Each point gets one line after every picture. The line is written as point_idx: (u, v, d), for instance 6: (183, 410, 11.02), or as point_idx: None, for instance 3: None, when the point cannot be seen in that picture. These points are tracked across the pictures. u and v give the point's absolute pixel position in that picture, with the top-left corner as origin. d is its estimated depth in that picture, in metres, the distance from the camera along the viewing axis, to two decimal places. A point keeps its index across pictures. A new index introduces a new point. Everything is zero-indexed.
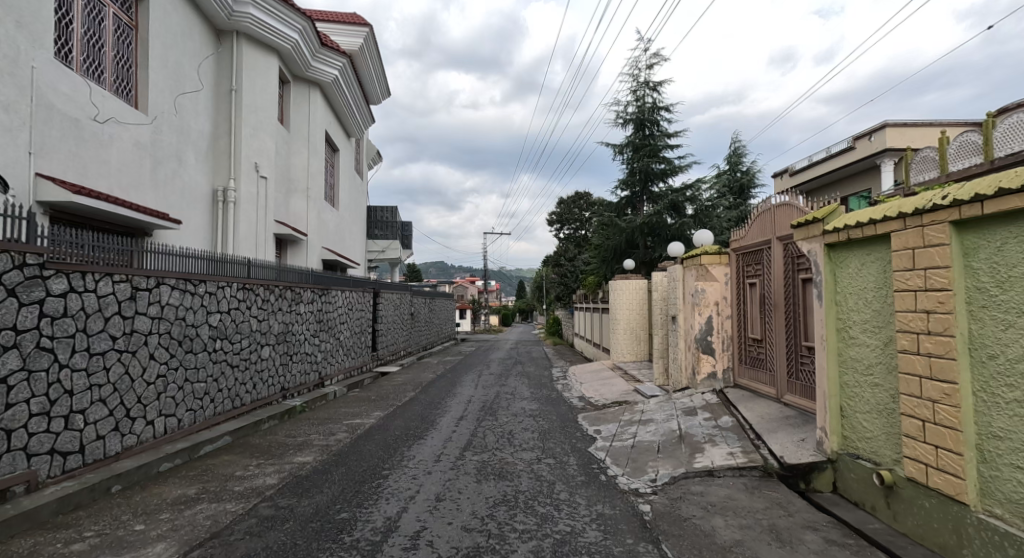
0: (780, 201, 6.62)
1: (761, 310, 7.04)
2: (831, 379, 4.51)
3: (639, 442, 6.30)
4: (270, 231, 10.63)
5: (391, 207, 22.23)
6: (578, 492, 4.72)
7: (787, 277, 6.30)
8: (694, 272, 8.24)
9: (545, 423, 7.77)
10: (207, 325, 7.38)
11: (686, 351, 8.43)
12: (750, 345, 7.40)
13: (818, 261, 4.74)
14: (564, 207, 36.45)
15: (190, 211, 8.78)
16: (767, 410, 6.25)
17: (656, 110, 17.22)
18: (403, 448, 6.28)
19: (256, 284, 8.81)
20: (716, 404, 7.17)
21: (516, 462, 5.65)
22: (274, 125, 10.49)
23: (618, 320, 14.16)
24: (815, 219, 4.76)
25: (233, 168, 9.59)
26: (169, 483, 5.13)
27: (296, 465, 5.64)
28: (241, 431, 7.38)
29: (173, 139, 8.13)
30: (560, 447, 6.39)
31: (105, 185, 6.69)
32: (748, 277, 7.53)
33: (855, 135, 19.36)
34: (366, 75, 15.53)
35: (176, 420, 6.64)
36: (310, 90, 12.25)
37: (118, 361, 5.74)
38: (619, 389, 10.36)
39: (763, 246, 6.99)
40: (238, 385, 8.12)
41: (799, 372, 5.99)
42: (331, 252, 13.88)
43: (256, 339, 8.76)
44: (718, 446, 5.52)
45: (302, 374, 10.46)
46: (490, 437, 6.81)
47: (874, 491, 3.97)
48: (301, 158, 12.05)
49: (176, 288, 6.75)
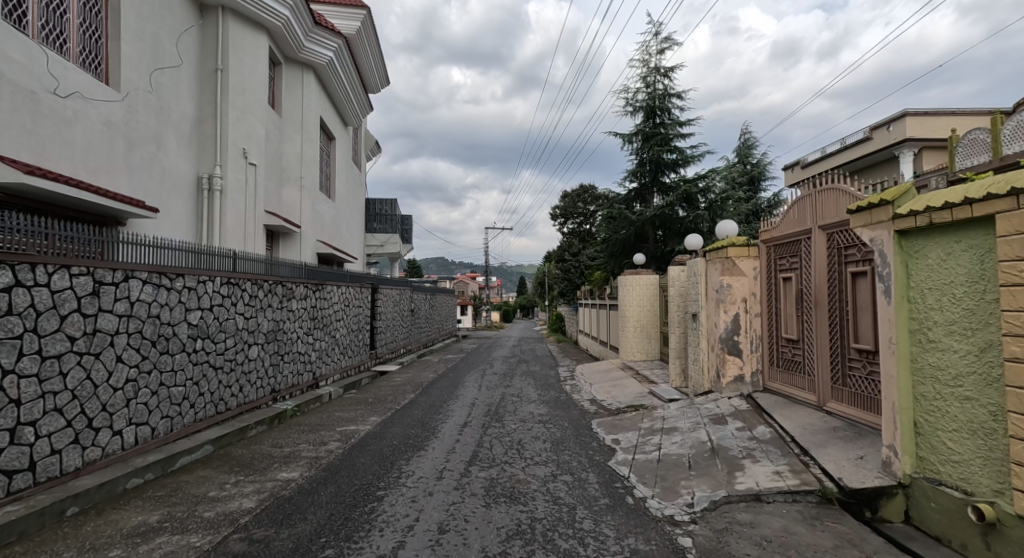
0: (823, 185, 5.93)
1: (797, 307, 6.36)
2: (903, 391, 3.86)
3: (665, 455, 5.61)
4: (260, 221, 9.96)
5: (391, 200, 21.55)
6: (604, 521, 4.05)
7: (832, 271, 5.65)
8: (719, 266, 7.55)
9: (558, 431, 7.09)
10: (185, 323, 6.69)
11: (710, 352, 7.75)
12: (784, 346, 6.74)
13: (885, 251, 4.05)
14: (569, 200, 35.69)
15: (171, 200, 8.09)
16: (811, 419, 5.55)
17: (668, 97, 16.49)
18: (401, 461, 5.62)
19: (242, 279, 8.11)
20: (747, 412, 6.49)
21: (531, 481, 4.98)
22: (263, 108, 9.77)
23: (628, 317, 13.49)
24: (880, 201, 4.05)
25: (219, 154, 8.92)
26: (131, 506, 4.46)
27: (279, 484, 4.96)
28: (223, 440, 6.70)
29: (150, 121, 7.44)
30: (576, 461, 5.70)
31: (68, 168, 5.99)
32: (780, 272, 6.84)
33: (874, 125, 18.66)
34: (364, 60, 14.79)
35: (150, 429, 5.97)
36: (303, 73, 11.52)
37: (78, 364, 5.06)
38: (632, 392, 9.67)
39: (801, 237, 6.30)
40: (222, 388, 7.45)
41: (848, 378, 5.34)
42: (326, 246, 13.18)
43: (243, 338, 8.09)
44: (760, 463, 4.81)
45: (294, 375, 9.80)
46: (498, 448, 6.13)
47: (967, 527, 3.31)
48: (293, 145, 11.35)
49: (150, 283, 6.07)
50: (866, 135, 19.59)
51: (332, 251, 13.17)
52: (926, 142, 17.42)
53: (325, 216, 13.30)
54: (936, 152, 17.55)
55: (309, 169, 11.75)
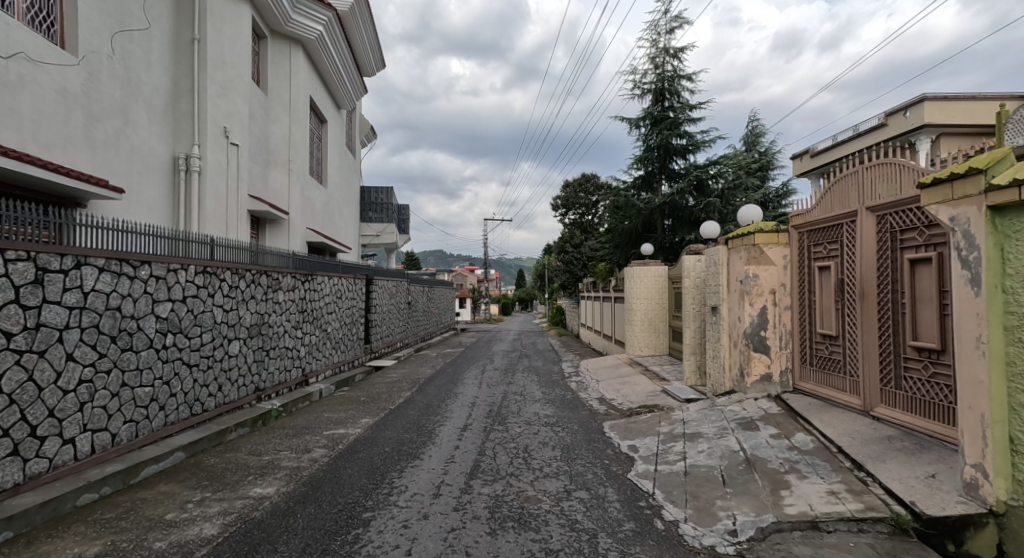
0: (872, 161, 5.23)
1: (836, 299, 5.69)
2: (997, 401, 3.20)
3: (693, 467, 4.95)
4: (243, 207, 9.24)
5: (387, 189, 20.79)
6: (632, 553, 3.39)
7: (883, 258, 4.98)
8: (744, 254, 6.86)
9: (568, 436, 6.41)
10: (152, 317, 5.98)
11: (733, 349, 7.09)
12: (819, 343, 6.08)
13: (971, 230, 3.37)
14: (569, 190, 34.75)
15: (142, 180, 7.38)
16: (859, 427, 4.89)
17: (677, 79, 15.73)
18: (393, 473, 4.97)
19: (221, 268, 7.38)
20: (779, 416, 5.84)
21: (543, 501, 4.29)
22: (246, 84, 9.03)
23: (636, 310, 12.82)
24: (969, 170, 3.35)
25: (197, 132, 8.19)
26: (70, 534, 3.77)
27: (250, 502, 4.27)
28: (196, 446, 6.03)
29: (115, 92, 6.72)
30: (591, 472, 5.02)
31: (12, 140, 5.31)
32: (816, 260, 6.15)
33: (890, 110, 17.93)
34: (358, 40, 13.99)
35: (110, 435, 5.29)
36: (290, 49, 10.78)
37: (16, 365, 4.37)
38: (644, 390, 8.99)
39: (843, 220, 5.60)
40: (198, 388, 6.76)
41: (903, 381, 4.71)
42: (318, 235, 12.47)
43: (222, 332, 7.39)
44: (809, 480, 4.13)
45: (281, 371, 9.11)
46: (502, 457, 5.46)
47: None
48: (280, 126, 10.64)
49: (109, 270, 5.34)
50: (881, 121, 18.86)
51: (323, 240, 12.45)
52: (945, 127, 16.67)
53: (317, 203, 12.58)
54: (956, 138, 16.83)
55: (298, 152, 11.03)
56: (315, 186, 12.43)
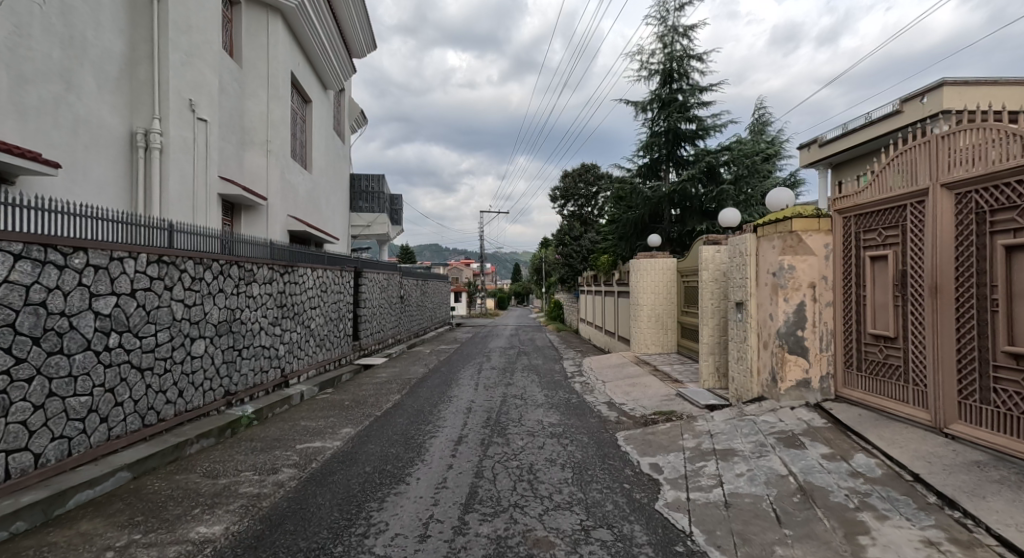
0: (947, 129, 4.37)
1: (896, 294, 4.83)
2: None
3: (735, 496, 4.08)
4: (213, 191, 8.31)
5: (377, 176, 19.78)
6: None
7: (965, 244, 4.13)
8: (778, 241, 5.97)
9: (578, 451, 5.52)
10: (90, 315, 5.06)
11: (763, 351, 6.22)
12: (871, 345, 5.22)
13: None
14: (569, 180, 33.56)
15: (90, 157, 6.44)
16: (934, 449, 4.06)
17: (687, 59, 14.84)
18: (372, 503, 4.11)
19: (181, 257, 6.45)
20: (827, 431, 4.98)
21: (557, 546, 3.41)
22: (214, 51, 8.07)
23: (641, 306, 12.01)
24: None
25: (158, 104, 7.25)
26: None
27: (189, 549, 3.40)
28: (146, 464, 5.15)
29: (52, 52, 5.81)
30: (611, 502, 4.16)
31: None
32: (868, 247, 5.27)
33: (907, 96, 17.08)
34: (345, 14, 12.98)
35: (32, 456, 4.38)
36: (267, 17, 9.80)
37: None
38: (656, 394, 8.15)
39: (906, 200, 4.74)
40: (151, 395, 5.86)
41: (992, 394, 3.89)
42: (300, 223, 11.53)
43: (184, 330, 6.49)
44: (892, 523, 3.30)
45: (256, 373, 8.21)
46: (503, 481, 4.59)
47: None
48: (256, 103, 9.70)
49: (28, 258, 4.42)
50: (896, 108, 18.01)
51: (306, 229, 11.52)
52: None
53: (300, 190, 11.64)
54: None
55: (277, 132, 10.07)
56: (298, 170, 11.48)
